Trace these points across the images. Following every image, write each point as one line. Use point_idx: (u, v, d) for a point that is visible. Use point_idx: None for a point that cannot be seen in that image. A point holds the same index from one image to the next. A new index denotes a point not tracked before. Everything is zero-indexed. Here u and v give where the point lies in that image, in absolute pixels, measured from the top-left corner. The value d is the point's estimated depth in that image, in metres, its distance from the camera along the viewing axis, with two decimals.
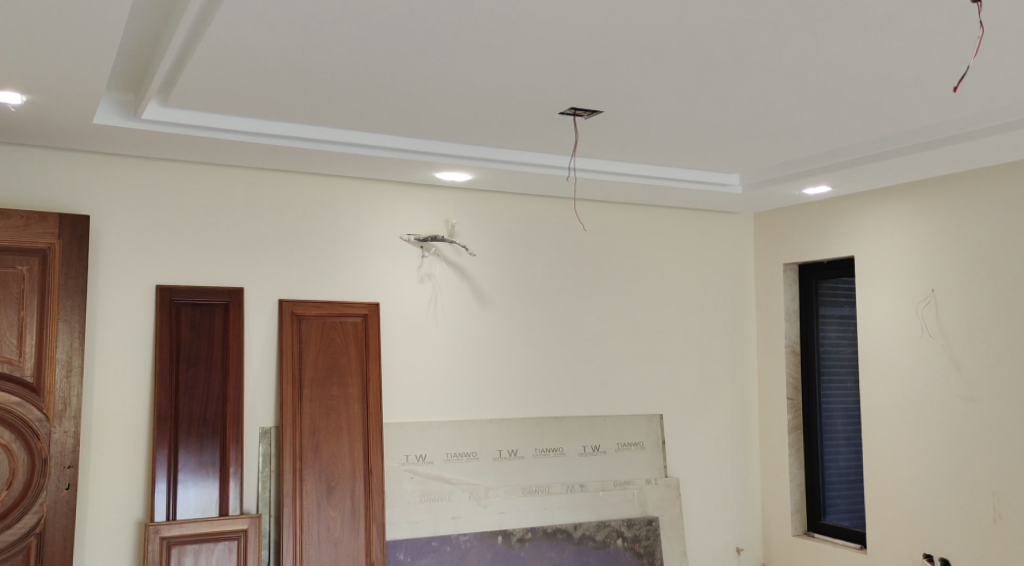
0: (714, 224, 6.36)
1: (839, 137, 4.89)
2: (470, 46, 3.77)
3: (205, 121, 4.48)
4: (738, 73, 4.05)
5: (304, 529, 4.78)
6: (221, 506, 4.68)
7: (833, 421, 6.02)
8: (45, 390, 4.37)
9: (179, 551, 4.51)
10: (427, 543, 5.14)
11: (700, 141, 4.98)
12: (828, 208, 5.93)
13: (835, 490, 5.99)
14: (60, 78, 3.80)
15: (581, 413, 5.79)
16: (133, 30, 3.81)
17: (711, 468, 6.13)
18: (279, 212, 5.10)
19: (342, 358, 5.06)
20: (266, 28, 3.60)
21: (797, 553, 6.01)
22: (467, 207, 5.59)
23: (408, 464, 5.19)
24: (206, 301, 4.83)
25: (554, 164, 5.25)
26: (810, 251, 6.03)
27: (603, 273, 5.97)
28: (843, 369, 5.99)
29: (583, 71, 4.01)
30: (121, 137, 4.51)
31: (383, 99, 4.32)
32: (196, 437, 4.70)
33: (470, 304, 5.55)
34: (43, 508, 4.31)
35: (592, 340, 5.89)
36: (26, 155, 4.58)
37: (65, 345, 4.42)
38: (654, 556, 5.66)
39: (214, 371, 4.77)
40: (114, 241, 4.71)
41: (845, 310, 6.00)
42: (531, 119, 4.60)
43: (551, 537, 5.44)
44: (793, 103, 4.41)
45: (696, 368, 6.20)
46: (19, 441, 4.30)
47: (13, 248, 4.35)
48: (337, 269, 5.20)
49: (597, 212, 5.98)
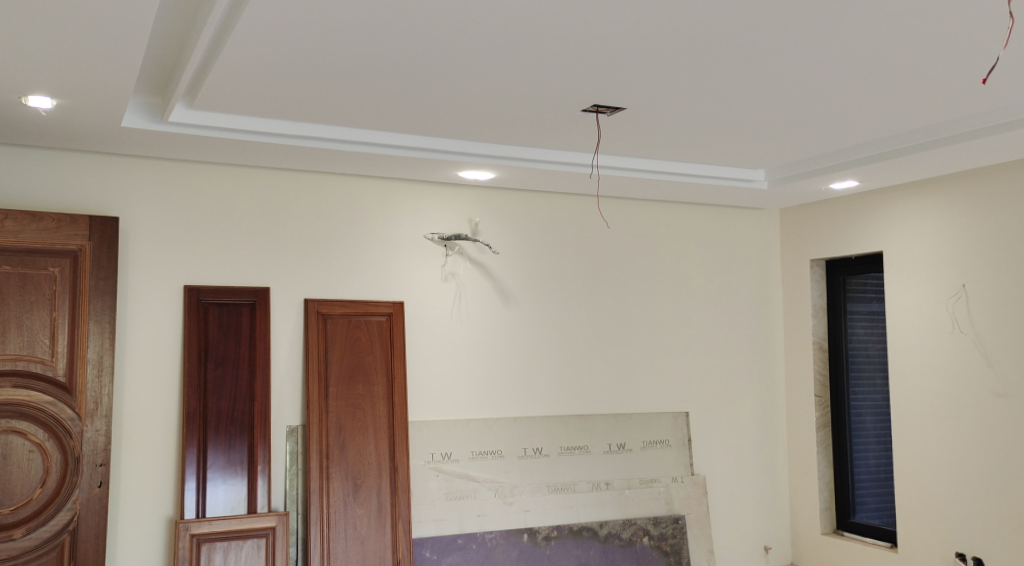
0: (739, 220, 6.32)
1: (866, 131, 4.84)
2: (490, 44, 3.77)
3: (230, 123, 4.52)
4: (760, 68, 4.02)
5: (331, 527, 4.82)
6: (249, 504, 4.73)
7: (863, 418, 5.95)
8: (77, 389, 4.44)
9: (208, 549, 4.56)
10: (453, 541, 5.16)
11: (724, 137, 4.95)
12: (856, 203, 5.87)
13: (865, 487, 5.90)
14: (88, 81, 3.85)
15: (606, 410, 5.77)
16: (159, 33, 3.86)
17: (738, 467, 6.09)
18: (304, 212, 5.14)
19: (367, 356, 5.09)
20: (289, 30, 3.63)
21: (827, 552, 5.95)
22: (490, 206, 5.60)
23: (433, 462, 5.21)
24: (232, 301, 4.88)
25: (577, 162, 5.25)
26: (838, 246, 5.97)
27: (628, 271, 5.95)
28: (871, 366, 5.92)
29: (604, 68, 4.00)
30: (149, 139, 4.56)
31: (405, 98, 4.33)
32: (225, 435, 4.75)
33: (494, 302, 5.56)
34: (76, 506, 4.38)
35: (618, 338, 5.87)
36: (57, 158, 4.66)
37: (96, 345, 4.49)
38: (681, 555, 5.64)
39: (242, 370, 4.82)
40: (143, 242, 4.78)
41: (874, 306, 5.93)
42: (553, 116, 4.60)
43: (577, 535, 5.43)
44: (817, 98, 4.37)
45: (723, 365, 6.16)
46: (52, 439, 4.37)
47: (45, 250, 4.42)
48: (362, 268, 5.23)
49: (621, 209, 5.96)
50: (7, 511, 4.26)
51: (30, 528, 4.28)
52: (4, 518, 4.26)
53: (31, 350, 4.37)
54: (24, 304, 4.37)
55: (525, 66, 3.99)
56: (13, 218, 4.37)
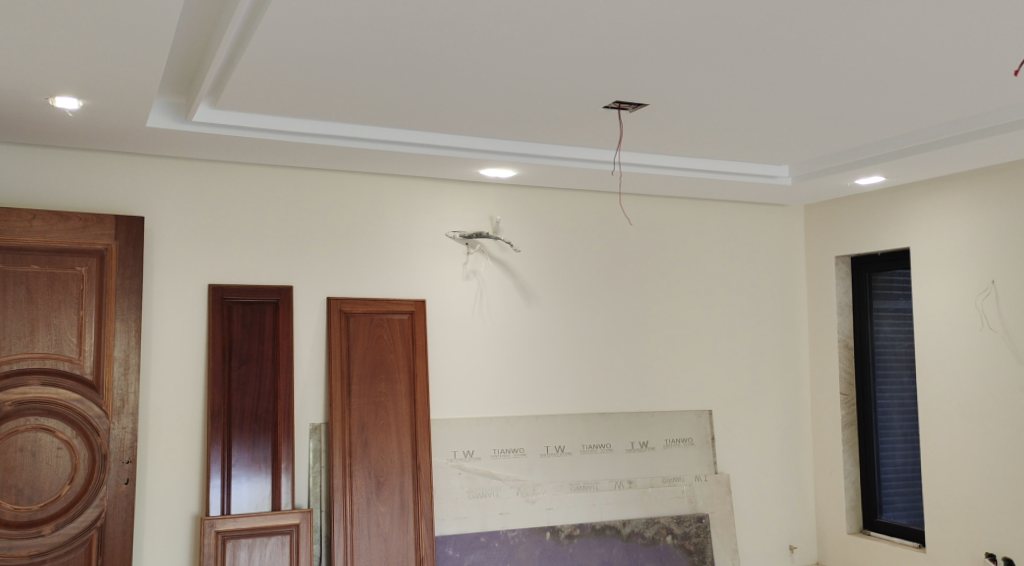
0: (763, 216, 6.27)
1: (893, 126, 4.78)
2: (511, 42, 3.76)
3: (253, 122, 4.55)
4: (784, 62, 3.97)
5: (355, 524, 4.84)
6: (274, 501, 4.75)
7: (889, 416, 5.87)
8: (104, 387, 4.49)
9: (233, 546, 4.59)
10: (476, 539, 5.16)
11: (748, 133, 4.91)
12: (882, 198, 5.80)
13: (892, 487, 5.84)
14: (113, 81, 3.88)
15: (629, 408, 5.75)
16: (183, 34, 3.89)
17: (763, 466, 6.05)
18: (325, 211, 5.16)
19: (389, 354, 5.10)
20: (311, 30, 3.64)
21: (853, 552, 5.89)
22: (511, 203, 5.60)
23: (456, 460, 5.22)
24: (256, 300, 4.91)
25: (599, 159, 5.22)
26: (863, 242, 5.90)
27: (651, 268, 5.92)
28: (898, 364, 5.84)
29: (626, 63, 3.98)
30: (173, 139, 4.60)
31: (427, 96, 4.34)
32: (249, 433, 4.78)
33: (515, 300, 5.55)
34: (103, 503, 4.43)
35: (641, 336, 5.85)
36: (83, 159, 4.71)
37: (123, 343, 4.54)
38: (704, 554, 5.60)
39: (265, 369, 4.85)
40: (167, 241, 4.82)
41: (901, 303, 5.85)
42: (574, 114, 4.58)
43: (600, 533, 5.40)
44: (843, 93, 4.32)
45: (748, 364, 6.12)
46: (80, 437, 4.42)
47: (71, 249, 4.47)
48: (384, 267, 5.24)
49: (644, 206, 5.94)
50: (36, 507, 4.32)
51: (58, 525, 4.34)
52: (33, 514, 4.31)
53: (59, 349, 4.42)
54: (52, 303, 4.42)
55: (545, 63, 3.97)
56: (41, 218, 4.42)
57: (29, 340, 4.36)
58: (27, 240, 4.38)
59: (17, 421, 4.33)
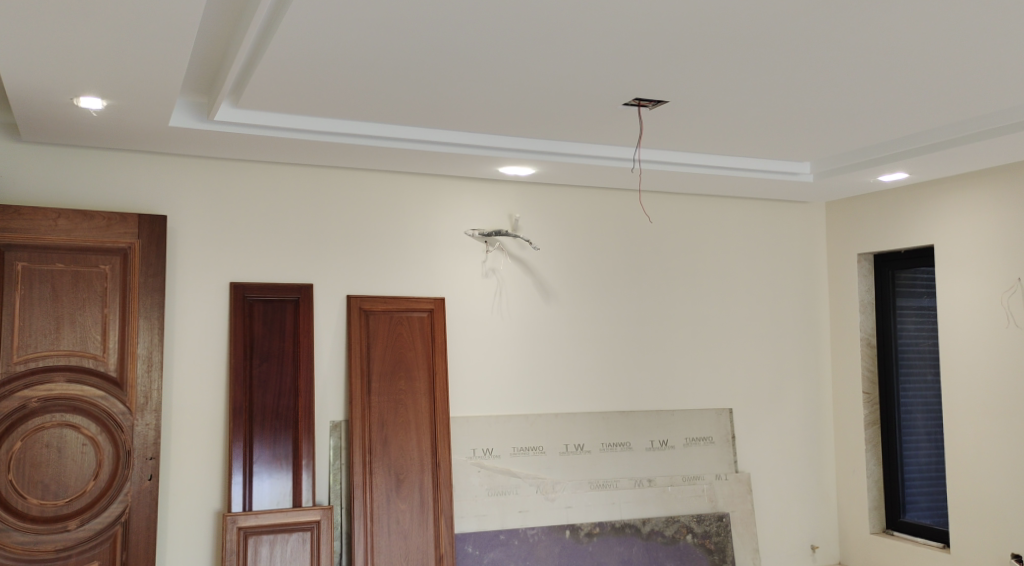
0: (785, 213, 6.22)
1: (917, 122, 4.72)
2: (529, 39, 3.75)
3: (274, 121, 4.57)
4: (805, 58, 3.94)
5: (375, 521, 4.86)
6: (295, 498, 4.78)
7: (913, 415, 5.82)
8: (128, 384, 4.53)
9: (255, 542, 4.62)
10: (495, 537, 5.17)
11: (769, 130, 4.87)
12: (906, 195, 5.74)
13: (915, 486, 5.78)
14: (135, 81, 3.91)
15: (649, 407, 5.73)
16: (205, 34, 3.91)
17: (784, 465, 6.01)
18: (344, 209, 5.18)
19: (409, 352, 5.12)
20: (330, 29, 3.66)
21: (876, 552, 5.84)
22: (531, 201, 5.59)
23: (475, 458, 5.23)
24: (277, 298, 4.94)
25: (619, 156, 5.20)
26: (887, 240, 5.85)
27: (671, 265, 5.90)
28: (922, 362, 5.77)
29: (645, 61, 3.96)
30: (196, 139, 4.63)
31: (445, 94, 4.34)
32: (271, 430, 4.81)
33: (534, 299, 5.55)
34: (127, 498, 4.48)
35: (661, 334, 5.82)
36: (107, 158, 4.76)
37: (146, 341, 4.58)
38: (725, 553, 5.59)
39: (286, 366, 4.88)
40: (189, 240, 4.85)
41: (925, 301, 5.78)
42: (593, 111, 4.57)
43: (619, 532, 5.40)
44: (865, 89, 4.28)
45: (770, 362, 6.08)
46: (104, 433, 4.47)
47: (95, 248, 4.52)
48: (403, 265, 5.26)
49: (664, 203, 5.91)
50: (62, 503, 4.37)
51: (84, 520, 4.39)
52: (59, 509, 4.36)
53: (84, 346, 4.47)
54: (77, 300, 4.47)
55: (564, 61, 3.96)
56: (66, 217, 4.47)
57: (55, 337, 4.42)
58: (52, 239, 4.43)
59: (43, 417, 4.38)
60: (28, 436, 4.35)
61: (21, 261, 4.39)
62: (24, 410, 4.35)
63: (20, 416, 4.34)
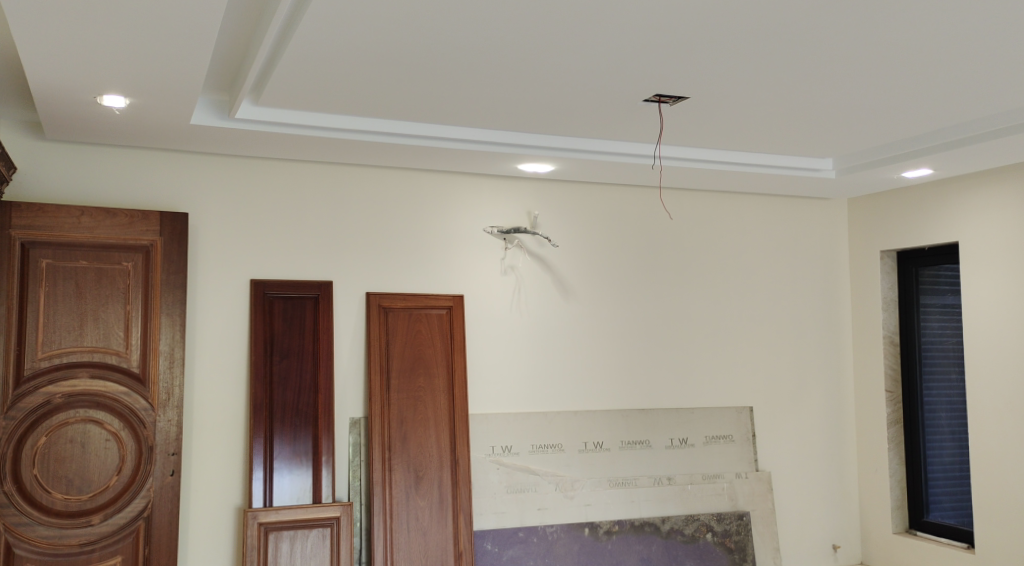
0: (806, 210, 6.17)
1: (941, 117, 4.66)
2: (547, 36, 3.74)
3: (294, 119, 4.59)
4: (828, 52, 3.89)
5: (394, 517, 4.87)
6: (315, 494, 4.80)
7: (937, 414, 5.76)
8: (150, 380, 4.57)
9: (276, 537, 4.64)
10: (514, 534, 5.16)
11: (791, 126, 4.83)
12: (931, 191, 5.67)
13: (939, 486, 5.73)
14: (158, 80, 3.94)
15: (669, 405, 5.71)
16: (226, 32, 3.93)
17: (806, 463, 5.96)
18: (363, 207, 5.19)
19: (428, 349, 5.12)
20: (350, 27, 3.66)
21: (899, 552, 5.78)
22: (550, 198, 5.58)
23: (494, 455, 5.22)
24: (297, 295, 4.96)
25: (639, 153, 5.18)
26: (910, 237, 5.78)
27: (691, 262, 5.86)
28: (946, 360, 5.71)
29: (663, 57, 3.94)
30: (217, 137, 4.66)
31: (464, 91, 4.33)
32: (291, 427, 4.83)
33: (553, 296, 5.54)
34: (150, 493, 4.51)
35: (681, 332, 5.79)
36: (131, 156, 4.80)
37: (168, 337, 4.61)
38: (745, 552, 5.56)
39: (306, 363, 4.90)
40: (210, 237, 4.88)
41: (949, 298, 5.72)
42: (613, 107, 4.54)
43: (639, 530, 5.39)
44: (890, 84, 4.23)
45: (791, 359, 6.03)
46: (127, 429, 4.51)
47: (118, 245, 4.56)
48: (421, 263, 5.26)
49: (684, 200, 5.88)
50: (85, 498, 4.41)
51: (107, 515, 4.43)
52: (83, 504, 4.41)
53: (107, 342, 4.51)
54: (100, 297, 4.51)
55: (584, 57, 3.95)
56: (89, 214, 4.51)
57: (78, 334, 4.46)
58: (76, 236, 4.48)
59: (67, 412, 4.42)
60: (53, 431, 4.39)
61: (46, 258, 4.44)
62: (48, 405, 4.39)
63: (44, 411, 4.39)
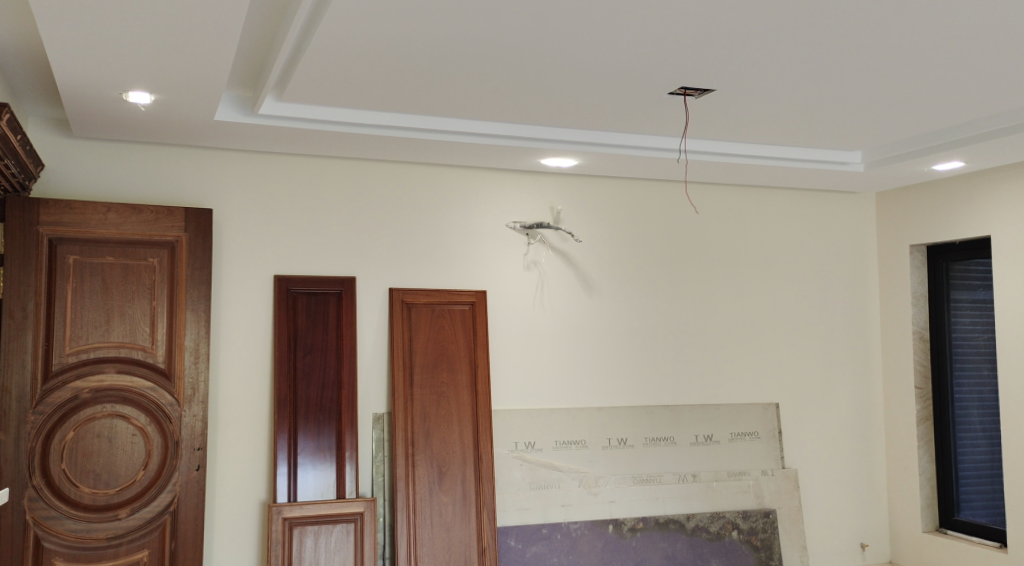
0: (833, 204, 6.09)
1: (973, 108, 4.57)
2: (569, 28, 3.70)
3: (317, 115, 4.58)
4: (857, 44, 3.82)
5: (418, 513, 4.87)
6: (338, 489, 4.80)
7: (968, 411, 5.68)
8: (175, 375, 4.59)
9: (300, 532, 4.65)
10: (538, 530, 5.14)
11: (818, 118, 4.75)
12: (962, 184, 5.57)
13: (971, 484, 5.66)
14: (181, 76, 3.95)
15: (694, 401, 5.66)
16: (250, 28, 3.92)
17: (834, 461, 5.89)
18: (386, 203, 5.18)
19: (451, 345, 5.11)
20: (374, 22, 3.64)
21: (928, 550, 5.70)
22: (573, 193, 5.54)
23: (518, 451, 5.21)
24: (320, 290, 4.96)
25: (663, 147, 5.12)
26: (940, 231, 5.69)
27: (716, 257, 5.80)
28: (978, 356, 5.64)
29: (688, 49, 3.88)
30: (241, 133, 4.67)
31: (485, 85, 4.30)
32: (314, 422, 4.83)
33: (577, 291, 5.50)
34: (176, 488, 4.54)
35: (706, 328, 5.74)
36: (156, 152, 4.82)
37: (193, 333, 4.63)
38: (771, 550, 5.50)
39: (330, 358, 4.90)
40: (234, 234, 4.90)
41: (981, 293, 5.65)
42: (637, 101, 4.50)
43: (663, 527, 5.35)
44: (920, 76, 4.16)
45: (818, 355, 5.96)
46: (153, 424, 4.53)
47: (143, 241, 4.58)
48: (444, 259, 5.25)
49: (709, 194, 5.82)
50: (113, 492, 4.44)
51: (134, 509, 4.46)
52: (110, 498, 4.44)
53: (133, 338, 4.53)
54: (126, 292, 4.54)
55: (608, 50, 3.90)
56: (115, 210, 4.54)
57: (105, 329, 4.49)
58: (103, 232, 4.50)
59: (94, 407, 4.45)
60: (80, 426, 4.42)
61: (72, 254, 4.47)
62: (76, 400, 4.42)
63: (72, 406, 4.42)
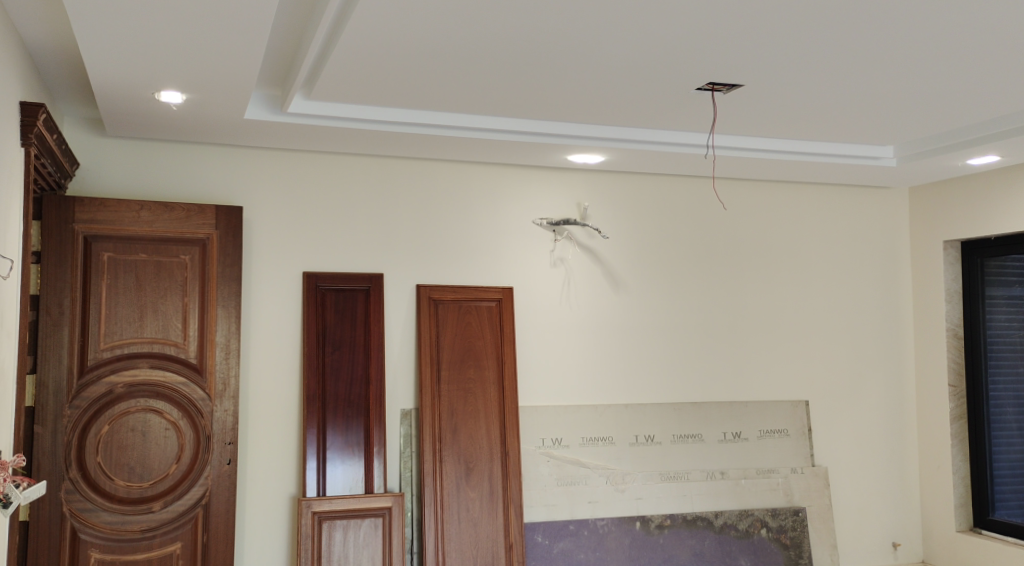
0: (865, 199, 6.01)
1: (1009, 102, 4.49)
2: (595, 25, 3.69)
3: (344, 113, 4.60)
4: (889, 37, 3.77)
5: (445, 508, 4.90)
6: (367, 484, 4.84)
7: (1004, 409, 5.58)
8: (207, 370, 4.65)
9: (329, 526, 4.69)
10: (565, 527, 5.14)
11: (849, 112, 4.69)
12: (999, 179, 5.48)
13: (1006, 483, 5.55)
14: (211, 75, 3.99)
15: (723, 398, 5.62)
16: (279, 28, 3.96)
17: (866, 459, 5.83)
18: (413, 200, 5.20)
19: (478, 341, 5.13)
20: (401, 20, 3.66)
21: (962, 550, 5.62)
22: (600, 190, 5.52)
23: (545, 448, 5.21)
24: (349, 287, 5.00)
25: (691, 142, 5.09)
26: (976, 226, 5.59)
27: (746, 252, 5.76)
28: (1014, 353, 5.51)
29: (715, 44, 3.85)
30: (271, 131, 4.71)
31: (512, 82, 4.29)
32: (343, 418, 4.87)
33: (604, 288, 5.48)
34: (208, 481, 4.60)
35: (734, 324, 5.70)
36: (187, 150, 4.88)
37: (224, 329, 4.69)
38: (801, 549, 5.46)
39: (358, 354, 4.94)
40: (263, 231, 4.95)
41: (1016, 289, 5.52)
42: (664, 96, 4.47)
43: (691, 524, 5.33)
44: (954, 69, 4.09)
45: (850, 352, 5.89)
46: (185, 418, 4.60)
47: (175, 238, 4.64)
48: (471, 255, 5.26)
49: (738, 189, 5.77)
50: (146, 485, 4.51)
51: (167, 501, 4.52)
52: (144, 491, 4.50)
53: (165, 334, 4.59)
54: (159, 289, 4.60)
55: (634, 45, 3.88)
56: (148, 208, 4.60)
57: (138, 325, 4.55)
58: (136, 230, 4.57)
59: (128, 401, 4.52)
60: (115, 420, 4.49)
61: (106, 251, 4.53)
62: (110, 395, 4.49)
63: (107, 401, 4.49)
